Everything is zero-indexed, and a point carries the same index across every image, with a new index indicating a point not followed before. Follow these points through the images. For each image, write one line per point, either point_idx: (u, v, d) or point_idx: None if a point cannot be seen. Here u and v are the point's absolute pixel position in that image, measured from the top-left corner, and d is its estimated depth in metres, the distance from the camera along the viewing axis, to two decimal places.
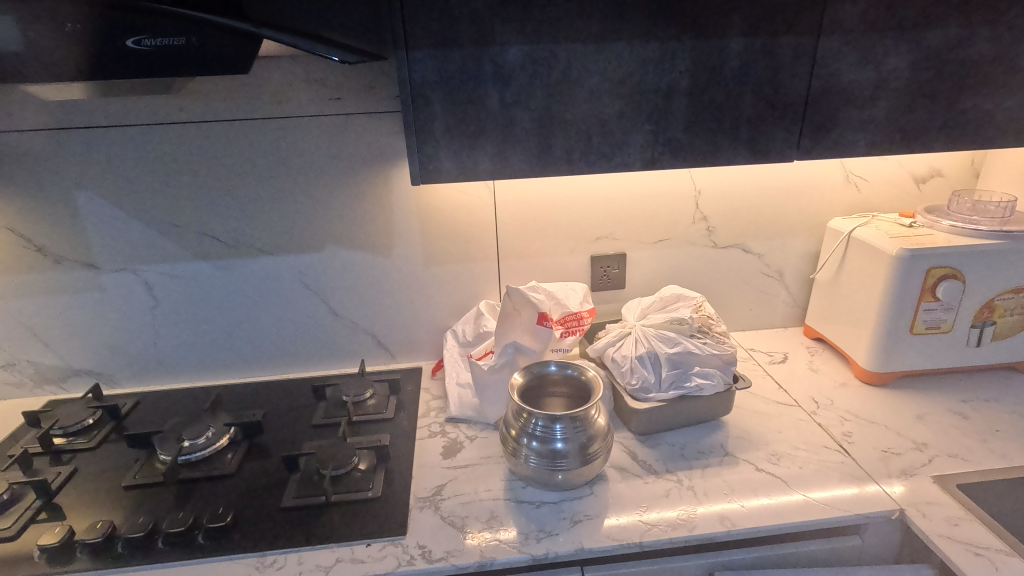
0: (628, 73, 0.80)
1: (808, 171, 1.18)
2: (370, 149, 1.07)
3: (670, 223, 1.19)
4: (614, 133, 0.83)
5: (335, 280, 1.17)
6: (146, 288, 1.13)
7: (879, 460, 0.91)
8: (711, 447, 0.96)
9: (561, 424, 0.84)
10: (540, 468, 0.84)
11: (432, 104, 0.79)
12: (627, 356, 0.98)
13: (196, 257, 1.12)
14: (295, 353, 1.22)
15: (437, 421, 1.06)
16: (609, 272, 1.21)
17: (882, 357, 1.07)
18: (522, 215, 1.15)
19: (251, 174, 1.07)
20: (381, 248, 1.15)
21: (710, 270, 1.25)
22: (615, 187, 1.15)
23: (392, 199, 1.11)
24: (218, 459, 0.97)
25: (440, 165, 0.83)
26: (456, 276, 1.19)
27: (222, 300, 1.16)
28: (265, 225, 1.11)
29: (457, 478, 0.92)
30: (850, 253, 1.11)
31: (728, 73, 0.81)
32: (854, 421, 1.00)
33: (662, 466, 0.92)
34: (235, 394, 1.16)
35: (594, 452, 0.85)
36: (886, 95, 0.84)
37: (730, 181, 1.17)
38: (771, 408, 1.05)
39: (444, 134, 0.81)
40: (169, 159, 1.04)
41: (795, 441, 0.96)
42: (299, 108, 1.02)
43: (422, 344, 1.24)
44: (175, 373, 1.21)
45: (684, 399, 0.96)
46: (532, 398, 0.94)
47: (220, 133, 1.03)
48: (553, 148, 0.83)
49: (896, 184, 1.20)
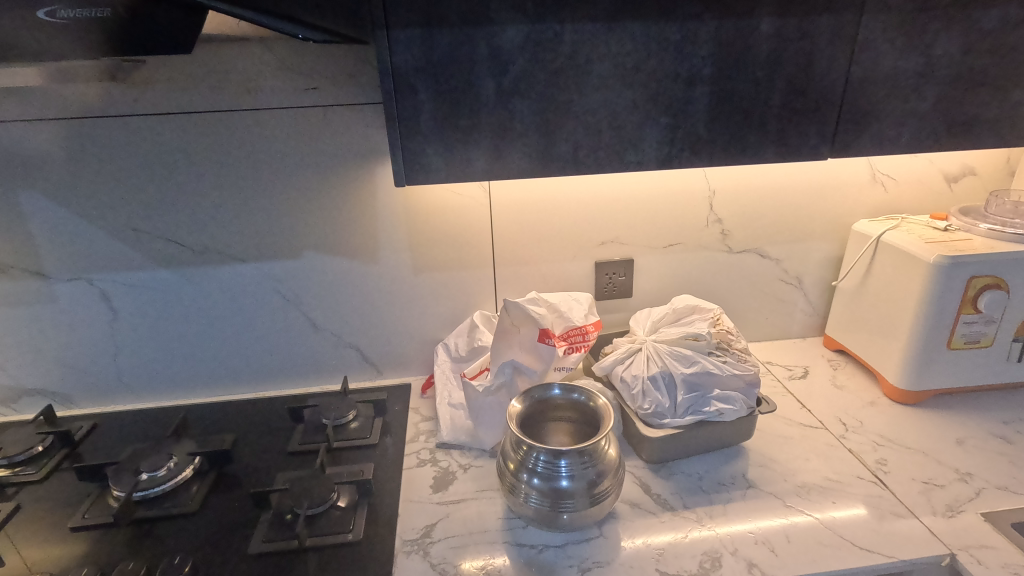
0: (644, 57, 0.69)
1: (831, 169, 1.08)
2: (349, 146, 0.96)
3: (680, 226, 1.09)
4: (626, 128, 0.73)
5: (314, 289, 1.06)
6: (103, 300, 1.02)
7: (921, 492, 0.82)
8: (732, 478, 0.86)
9: (566, 460, 0.74)
10: (542, 509, 0.75)
11: (418, 93, 0.68)
12: (638, 377, 0.88)
13: (159, 265, 1.01)
14: (270, 370, 1.11)
15: (426, 447, 0.96)
16: (614, 279, 1.11)
17: (916, 375, 0.98)
18: (519, 218, 1.04)
19: (222, 176, 0.96)
20: (365, 255, 1.04)
21: (723, 278, 1.15)
22: (622, 187, 1.04)
23: (376, 200, 1.00)
24: (181, 494, 0.86)
25: (427, 163, 0.72)
26: (448, 285, 1.08)
27: (188, 312, 1.05)
28: (235, 229, 1.00)
29: (449, 515, 0.82)
30: (879, 260, 1.02)
31: (757, 58, 0.71)
32: (888, 447, 0.91)
33: (678, 501, 0.82)
34: (204, 415, 1.05)
35: (603, 490, 0.75)
36: (933, 84, 0.74)
37: (748, 181, 1.07)
38: (795, 431, 0.95)
39: (431, 129, 0.70)
40: (127, 156, 0.93)
41: (824, 471, 0.86)
42: (269, 98, 0.91)
43: (411, 359, 1.14)
44: (140, 393, 1.10)
45: (703, 424, 0.86)
46: (533, 426, 0.84)
47: (184, 127, 0.92)
48: (556, 145, 0.73)
49: (925, 183, 1.11)
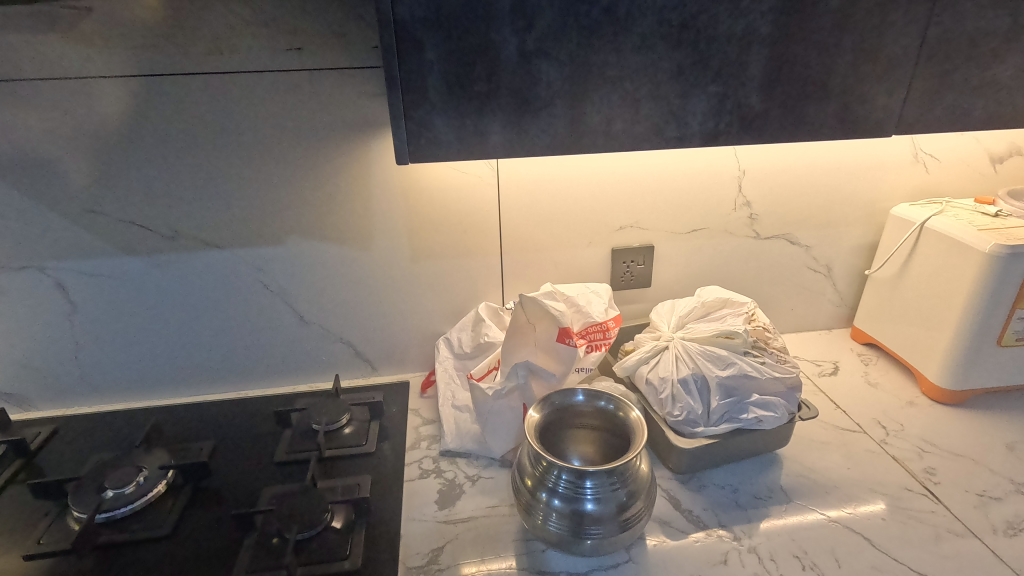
0: (695, 10, 0.58)
1: (871, 147, 0.98)
2: (339, 118, 0.84)
3: (705, 210, 0.99)
4: (668, 96, 0.62)
5: (301, 278, 0.95)
6: (60, 291, 0.90)
7: (976, 507, 0.74)
8: (770, 491, 0.78)
9: (592, 480, 0.65)
10: (564, 533, 0.66)
11: (425, 51, 0.57)
12: (667, 380, 0.79)
13: (123, 252, 0.89)
14: (254, 368, 1.00)
15: (429, 455, 0.87)
16: (632, 268, 1.02)
17: (962, 374, 0.90)
18: (529, 200, 0.94)
19: (192, 151, 0.84)
20: (357, 240, 0.93)
21: (748, 266, 1.06)
22: (643, 167, 0.94)
23: (371, 179, 0.89)
24: (152, 513, 0.76)
25: (436, 136, 0.61)
26: (450, 274, 0.98)
27: (159, 304, 0.94)
28: (209, 211, 0.88)
29: (458, 538, 0.73)
30: (923, 248, 0.94)
31: (825, 15, 0.60)
32: (934, 453, 0.83)
33: (713, 518, 0.74)
34: (179, 419, 0.94)
35: (635, 514, 0.67)
36: (1018, 49, 0.65)
37: (781, 160, 0.97)
38: (832, 436, 0.87)
39: (440, 96, 0.59)
40: (80, 126, 0.80)
41: (869, 481, 0.79)
42: (245, 60, 0.79)
43: (409, 354, 1.04)
44: (108, 394, 0.99)
45: (738, 433, 0.78)
46: (550, 436, 0.75)
47: (145, 94, 0.79)
48: (586, 117, 0.62)
49: (970, 164, 1.01)
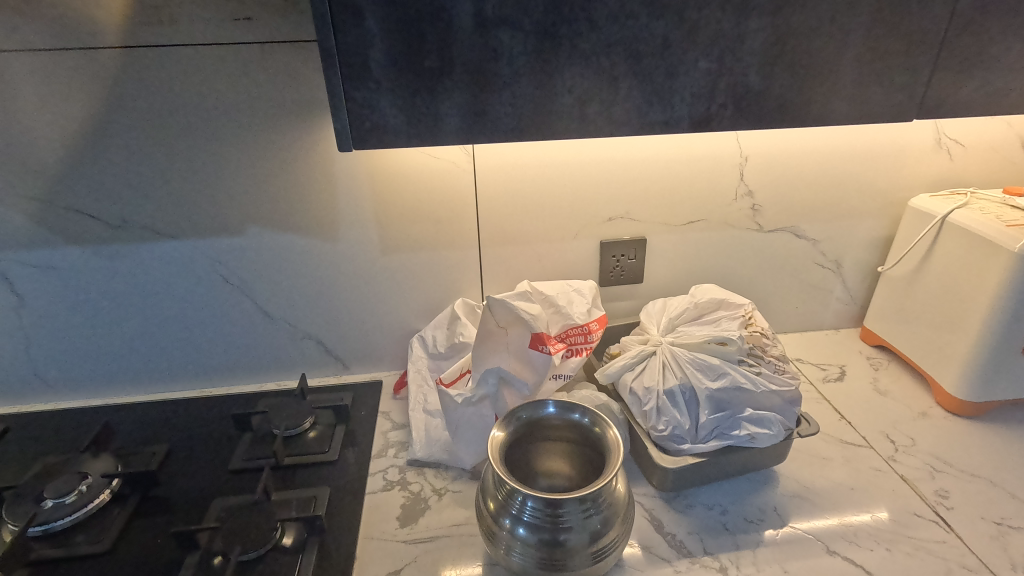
0: None
1: (890, 132, 0.88)
2: (296, 97, 0.76)
3: (703, 200, 0.91)
4: (651, 74, 0.54)
5: (263, 271, 0.88)
6: (4, 283, 0.84)
7: (994, 538, 0.67)
8: (762, 513, 0.71)
9: (561, 509, 0.58)
10: (530, 564, 0.60)
11: (364, 21, 0.49)
12: (652, 390, 0.72)
13: (69, 242, 0.83)
14: (217, 366, 0.95)
15: (396, 464, 0.81)
16: (621, 262, 0.94)
17: (981, 385, 0.82)
18: (508, 188, 0.86)
19: (135, 133, 0.76)
20: (322, 230, 0.86)
21: (749, 261, 0.97)
22: (634, 152, 0.85)
23: (333, 165, 0.81)
24: (93, 527, 0.71)
25: (383, 121, 0.53)
26: (424, 268, 0.91)
27: (112, 297, 0.88)
28: (159, 199, 0.81)
29: (417, 560, 0.67)
30: (943, 245, 0.85)
31: None
32: (948, 473, 0.76)
33: (697, 544, 0.67)
34: (135, 419, 0.89)
35: (609, 542, 0.60)
36: None
37: (788, 146, 0.88)
38: (835, 450, 0.80)
39: (385, 74, 0.51)
40: (12, 105, 0.73)
41: (873, 505, 0.72)
42: (188, 32, 0.71)
43: (382, 351, 0.97)
44: (64, 390, 0.94)
45: (729, 450, 0.71)
46: (520, 451, 0.68)
47: (78, 69, 0.72)
48: (555, 97, 0.54)
49: (999, 150, 0.91)
